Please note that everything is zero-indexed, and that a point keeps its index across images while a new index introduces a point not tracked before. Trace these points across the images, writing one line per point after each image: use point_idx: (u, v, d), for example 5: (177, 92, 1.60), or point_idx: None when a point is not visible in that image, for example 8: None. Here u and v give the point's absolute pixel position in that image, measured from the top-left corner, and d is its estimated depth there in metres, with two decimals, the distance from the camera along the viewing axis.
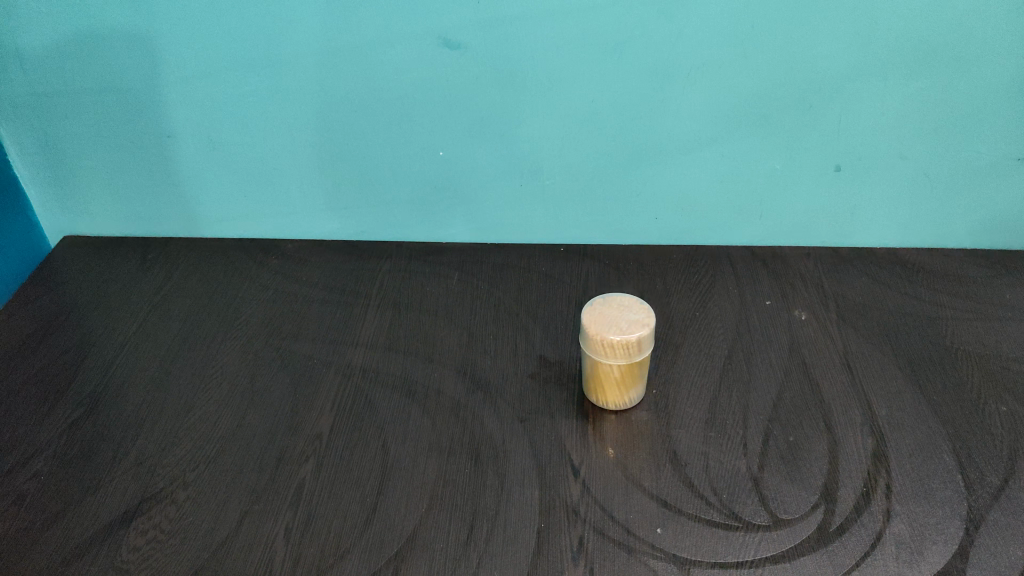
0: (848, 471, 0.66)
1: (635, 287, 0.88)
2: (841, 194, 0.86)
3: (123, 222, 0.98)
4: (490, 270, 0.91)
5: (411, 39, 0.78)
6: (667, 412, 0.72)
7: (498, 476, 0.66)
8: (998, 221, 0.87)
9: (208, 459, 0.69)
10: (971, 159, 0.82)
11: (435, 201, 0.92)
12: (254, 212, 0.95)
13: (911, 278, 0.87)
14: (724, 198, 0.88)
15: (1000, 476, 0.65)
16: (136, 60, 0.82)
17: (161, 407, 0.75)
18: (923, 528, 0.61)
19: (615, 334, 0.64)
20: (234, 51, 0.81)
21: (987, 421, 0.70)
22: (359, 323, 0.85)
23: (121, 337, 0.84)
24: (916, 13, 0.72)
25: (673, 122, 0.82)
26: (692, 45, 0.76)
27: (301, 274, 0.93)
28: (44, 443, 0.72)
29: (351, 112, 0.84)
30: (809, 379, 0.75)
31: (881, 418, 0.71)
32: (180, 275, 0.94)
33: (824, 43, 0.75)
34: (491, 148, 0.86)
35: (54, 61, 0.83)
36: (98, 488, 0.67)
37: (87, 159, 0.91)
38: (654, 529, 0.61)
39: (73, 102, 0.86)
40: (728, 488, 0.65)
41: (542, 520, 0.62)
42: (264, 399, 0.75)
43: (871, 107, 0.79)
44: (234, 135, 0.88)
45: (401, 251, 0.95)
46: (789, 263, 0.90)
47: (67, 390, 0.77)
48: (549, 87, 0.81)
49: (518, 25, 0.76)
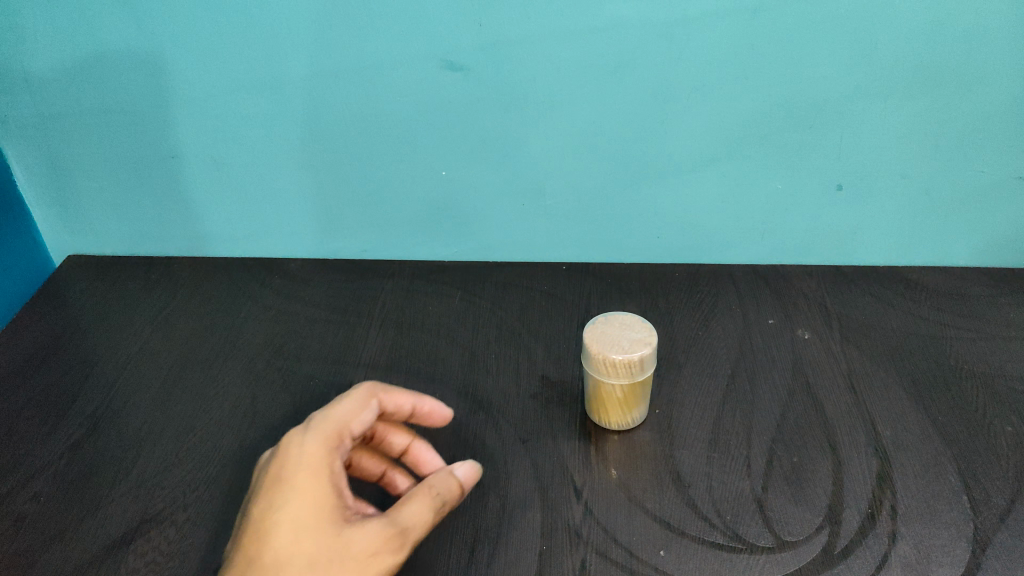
0: (853, 492, 0.65)
1: (637, 307, 0.88)
2: (845, 213, 0.86)
3: (127, 242, 0.99)
4: (492, 289, 0.92)
5: (414, 60, 0.78)
6: (670, 432, 0.72)
7: (500, 497, 0.66)
8: (1002, 243, 0.87)
9: (208, 480, 0.69)
10: (973, 179, 0.81)
11: (438, 220, 0.92)
12: (258, 232, 0.96)
13: (914, 296, 0.87)
14: (726, 217, 0.88)
15: (1006, 497, 0.64)
16: (139, 82, 0.82)
17: (162, 428, 0.75)
18: (928, 550, 0.60)
19: (618, 353, 0.64)
20: (237, 72, 0.81)
21: (992, 441, 0.69)
22: (362, 343, 0.85)
23: (124, 357, 0.85)
24: (919, 33, 0.72)
25: (676, 142, 0.82)
26: (694, 67, 0.76)
27: (304, 294, 0.93)
28: (45, 464, 0.71)
29: (353, 133, 0.85)
30: (813, 400, 0.75)
31: (886, 438, 0.70)
32: (184, 295, 0.94)
33: (826, 64, 0.75)
34: (493, 168, 0.86)
35: (59, 82, 0.83)
36: (97, 510, 0.67)
37: (91, 180, 0.92)
38: (657, 551, 0.61)
39: (78, 123, 0.87)
40: (732, 509, 0.64)
41: (545, 543, 0.62)
42: (265, 420, 0.75)
43: (874, 126, 0.79)
44: (237, 156, 0.88)
45: (404, 270, 0.96)
46: (792, 282, 0.90)
47: (69, 410, 0.77)
48: (551, 107, 0.81)
49: (519, 46, 0.76)
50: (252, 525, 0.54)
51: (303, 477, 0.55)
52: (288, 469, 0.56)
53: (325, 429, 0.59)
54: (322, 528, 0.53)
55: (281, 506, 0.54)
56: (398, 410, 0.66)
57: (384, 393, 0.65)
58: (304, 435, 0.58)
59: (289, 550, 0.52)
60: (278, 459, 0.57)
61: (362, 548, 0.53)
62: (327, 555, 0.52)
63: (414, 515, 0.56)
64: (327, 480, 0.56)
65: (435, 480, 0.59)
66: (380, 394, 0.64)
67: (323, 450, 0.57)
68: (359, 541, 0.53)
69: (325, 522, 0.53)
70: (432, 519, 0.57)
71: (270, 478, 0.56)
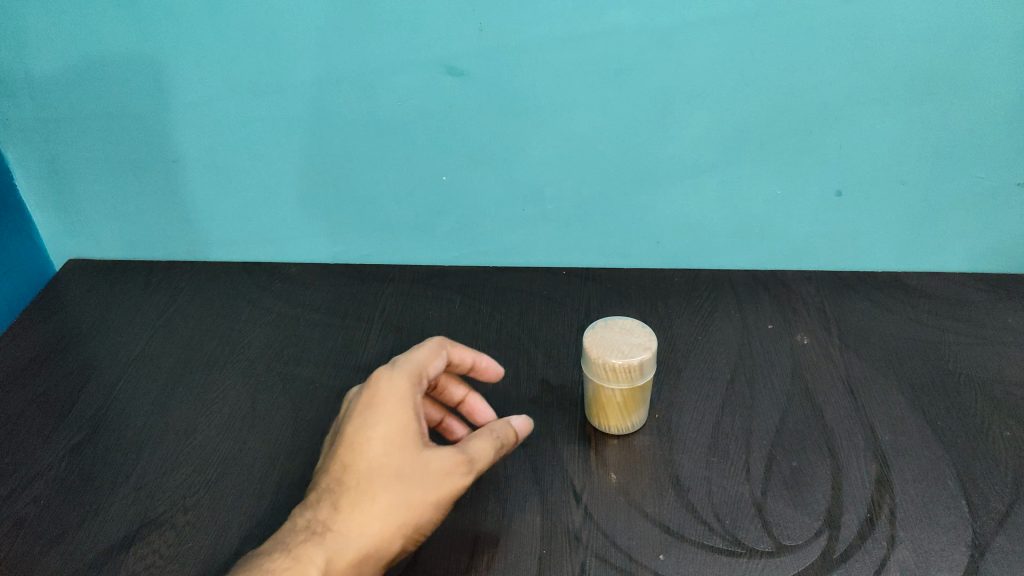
0: (852, 497, 0.65)
1: (636, 312, 0.88)
2: (845, 219, 0.86)
3: (127, 246, 0.99)
4: (492, 294, 0.92)
5: (415, 65, 0.79)
6: (669, 436, 0.72)
7: (499, 501, 0.66)
8: (1000, 249, 0.87)
9: (208, 483, 0.69)
10: (973, 184, 0.81)
11: (438, 225, 0.92)
12: (258, 236, 0.96)
13: (913, 301, 0.88)
14: (725, 222, 0.88)
15: (1004, 502, 0.64)
16: (141, 85, 0.83)
17: (163, 431, 0.75)
18: (927, 554, 0.60)
19: (617, 358, 0.64)
20: (238, 76, 0.81)
21: (990, 446, 0.70)
22: (361, 347, 0.85)
23: (124, 360, 0.85)
24: (917, 40, 0.72)
25: (675, 148, 0.82)
26: (694, 72, 0.76)
27: (305, 298, 0.93)
28: (45, 467, 0.71)
29: (355, 137, 0.85)
30: (812, 405, 0.75)
31: (884, 443, 0.70)
32: (184, 299, 0.94)
33: (826, 70, 0.75)
34: (493, 173, 0.86)
35: (60, 86, 0.83)
36: (97, 513, 0.67)
37: (92, 184, 0.92)
38: (657, 555, 0.61)
39: (79, 127, 0.87)
40: (731, 513, 0.64)
41: (545, 547, 0.62)
42: (265, 423, 0.75)
43: (873, 132, 0.79)
44: (238, 160, 0.88)
45: (404, 275, 0.96)
46: (791, 287, 0.91)
47: (70, 413, 0.78)
48: (551, 112, 0.81)
49: (520, 52, 0.77)
50: (343, 438, 0.60)
51: (387, 403, 0.60)
52: (376, 394, 0.60)
53: (407, 365, 0.63)
54: (402, 450, 0.58)
55: (368, 426, 0.59)
56: (458, 366, 0.68)
57: (450, 346, 0.67)
58: (390, 367, 0.62)
59: (374, 464, 0.58)
60: (368, 383, 0.62)
61: (435, 474, 0.57)
62: (405, 475, 0.57)
63: (481, 452, 0.59)
64: (409, 408, 0.60)
65: (497, 424, 0.62)
66: (448, 347, 0.67)
67: (407, 381, 0.61)
68: (432, 467, 0.57)
69: (405, 445, 0.58)
70: (495, 455, 0.61)
71: (361, 403, 0.61)
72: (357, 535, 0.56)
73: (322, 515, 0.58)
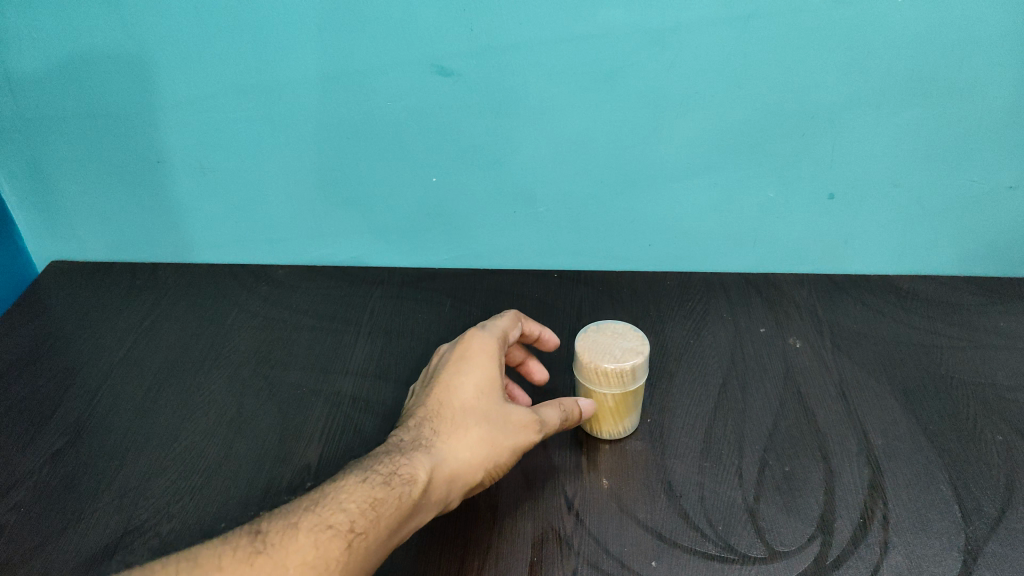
0: (844, 502, 0.65)
1: (629, 315, 0.88)
2: (837, 222, 0.86)
3: (111, 247, 0.98)
4: (482, 297, 0.91)
5: (404, 66, 0.78)
6: (661, 441, 0.71)
7: (490, 507, 0.65)
8: (991, 252, 0.87)
9: (194, 490, 0.68)
10: (965, 187, 0.81)
11: (428, 227, 0.91)
12: (245, 238, 0.95)
13: (905, 304, 0.88)
14: (717, 225, 0.88)
15: (997, 506, 0.64)
16: (126, 85, 0.81)
17: (146, 436, 0.74)
18: (920, 560, 0.60)
19: (609, 363, 0.64)
20: (226, 76, 0.80)
21: (983, 451, 0.69)
22: (350, 351, 0.84)
23: (108, 364, 0.83)
24: (910, 42, 0.72)
25: (667, 150, 0.82)
26: (686, 74, 0.76)
27: (292, 300, 0.93)
28: (26, 473, 0.70)
29: (345, 138, 0.84)
30: (804, 409, 0.74)
31: (877, 447, 0.70)
32: (168, 302, 0.93)
33: (819, 72, 0.75)
34: (484, 175, 0.86)
35: (43, 86, 0.82)
36: (79, 520, 0.65)
37: (75, 185, 0.91)
38: (649, 561, 0.61)
39: (62, 128, 0.85)
40: (724, 519, 0.64)
41: (536, 554, 0.61)
42: (252, 428, 0.74)
43: (864, 135, 0.78)
44: (225, 162, 0.87)
45: (393, 278, 0.96)
46: (783, 291, 0.91)
47: (52, 418, 0.76)
48: (542, 113, 0.80)
49: (511, 53, 0.76)
50: (436, 380, 0.63)
51: (479, 356, 0.64)
52: (470, 346, 0.64)
53: (495, 327, 0.67)
54: (492, 396, 0.61)
55: (462, 373, 0.62)
56: (525, 336, 0.72)
57: (524, 320, 0.71)
58: (480, 327, 0.66)
59: (468, 403, 0.61)
60: (459, 339, 0.65)
61: (517, 424, 0.60)
62: (494, 418, 0.60)
63: (552, 419, 0.62)
64: (498, 364, 0.64)
65: (565, 399, 0.65)
66: (522, 320, 0.70)
67: (497, 341, 0.65)
68: (517, 417, 0.61)
69: (494, 394, 0.62)
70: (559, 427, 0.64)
71: (455, 353, 0.64)
72: (454, 457, 0.58)
73: (421, 434, 0.59)
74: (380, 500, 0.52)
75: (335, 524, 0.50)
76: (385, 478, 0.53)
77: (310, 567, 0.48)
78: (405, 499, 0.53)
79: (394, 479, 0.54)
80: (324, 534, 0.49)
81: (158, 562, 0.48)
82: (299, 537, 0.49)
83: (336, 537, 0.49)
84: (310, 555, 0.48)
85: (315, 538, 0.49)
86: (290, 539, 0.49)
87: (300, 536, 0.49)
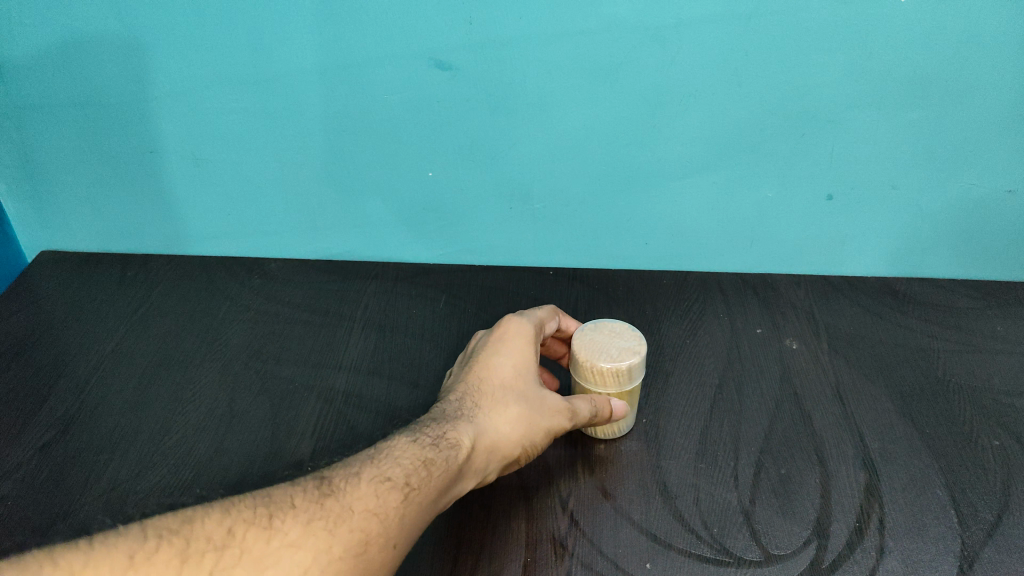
0: (840, 505, 0.64)
1: (625, 314, 0.87)
2: (836, 222, 0.85)
3: (103, 237, 0.97)
4: (477, 293, 0.91)
5: (402, 58, 0.77)
6: (657, 441, 0.71)
7: (483, 506, 0.65)
8: (990, 256, 0.87)
9: (184, 485, 0.67)
10: (964, 190, 0.81)
11: (423, 222, 0.90)
12: (238, 231, 0.94)
13: (902, 307, 0.87)
14: (715, 224, 0.87)
15: (994, 512, 0.64)
16: (120, 74, 0.80)
17: (137, 430, 0.73)
18: (916, 565, 0.59)
19: (606, 361, 0.63)
20: (221, 67, 0.79)
21: (980, 456, 0.69)
22: (342, 346, 0.83)
23: (98, 356, 0.82)
24: (912, 43, 0.71)
25: (665, 149, 0.81)
26: (686, 71, 0.75)
27: (284, 294, 0.92)
28: (15, 466, 0.69)
29: (341, 131, 0.83)
30: (800, 411, 0.74)
31: (874, 451, 0.69)
32: (160, 294, 0.92)
33: (819, 72, 0.74)
34: (480, 170, 0.85)
35: (36, 73, 0.81)
36: (68, 514, 0.64)
37: (67, 174, 0.90)
38: (643, 563, 0.60)
39: (55, 116, 0.84)
40: (719, 522, 0.63)
41: (530, 554, 0.61)
42: (243, 424, 0.73)
43: (864, 137, 0.78)
44: (219, 153, 0.86)
45: (387, 273, 0.95)
46: (779, 291, 0.90)
47: (41, 410, 0.75)
48: (540, 109, 0.79)
49: (509, 47, 0.75)
50: (475, 359, 0.63)
51: (518, 339, 0.63)
52: (509, 330, 0.64)
53: (533, 314, 0.67)
54: (528, 377, 0.61)
55: (500, 353, 0.62)
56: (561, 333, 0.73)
57: (559, 315, 0.71)
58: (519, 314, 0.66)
59: (506, 381, 0.60)
60: (497, 324, 0.65)
61: (552, 407, 0.60)
62: (531, 398, 0.60)
63: (584, 411, 0.61)
64: (535, 349, 0.63)
65: (597, 395, 0.64)
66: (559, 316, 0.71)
67: (534, 328, 0.65)
68: (551, 401, 0.60)
69: (531, 376, 0.61)
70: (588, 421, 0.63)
71: (495, 334, 0.64)
72: (493, 430, 0.57)
73: (463, 404, 0.58)
74: (430, 460, 0.52)
75: (392, 477, 0.51)
76: (433, 440, 0.54)
77: (372, 514, 0.48)
78: (452, 461, 0.53)
79: (442, 442, 0.54)
80: (382, 486, 0.50)
81: (237, 497, 0.49)
82: (361, 486, 0.50)
83: (393, 489, 0.50)
84: (371, 502, 0.49)
85: (374, 488, 0.50)
86: (353, 487, 0.49)
87: (362, 485, 0.50)
